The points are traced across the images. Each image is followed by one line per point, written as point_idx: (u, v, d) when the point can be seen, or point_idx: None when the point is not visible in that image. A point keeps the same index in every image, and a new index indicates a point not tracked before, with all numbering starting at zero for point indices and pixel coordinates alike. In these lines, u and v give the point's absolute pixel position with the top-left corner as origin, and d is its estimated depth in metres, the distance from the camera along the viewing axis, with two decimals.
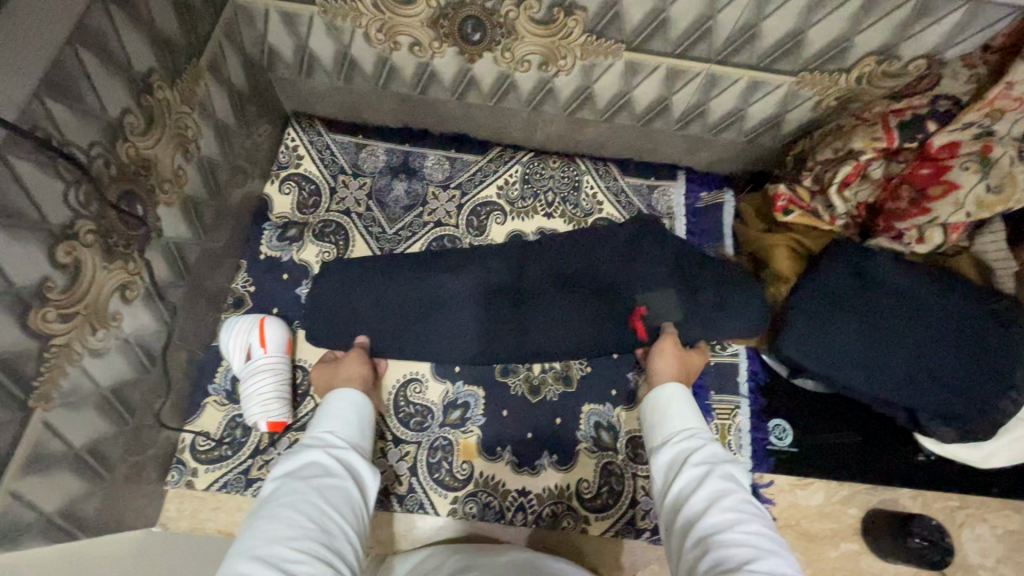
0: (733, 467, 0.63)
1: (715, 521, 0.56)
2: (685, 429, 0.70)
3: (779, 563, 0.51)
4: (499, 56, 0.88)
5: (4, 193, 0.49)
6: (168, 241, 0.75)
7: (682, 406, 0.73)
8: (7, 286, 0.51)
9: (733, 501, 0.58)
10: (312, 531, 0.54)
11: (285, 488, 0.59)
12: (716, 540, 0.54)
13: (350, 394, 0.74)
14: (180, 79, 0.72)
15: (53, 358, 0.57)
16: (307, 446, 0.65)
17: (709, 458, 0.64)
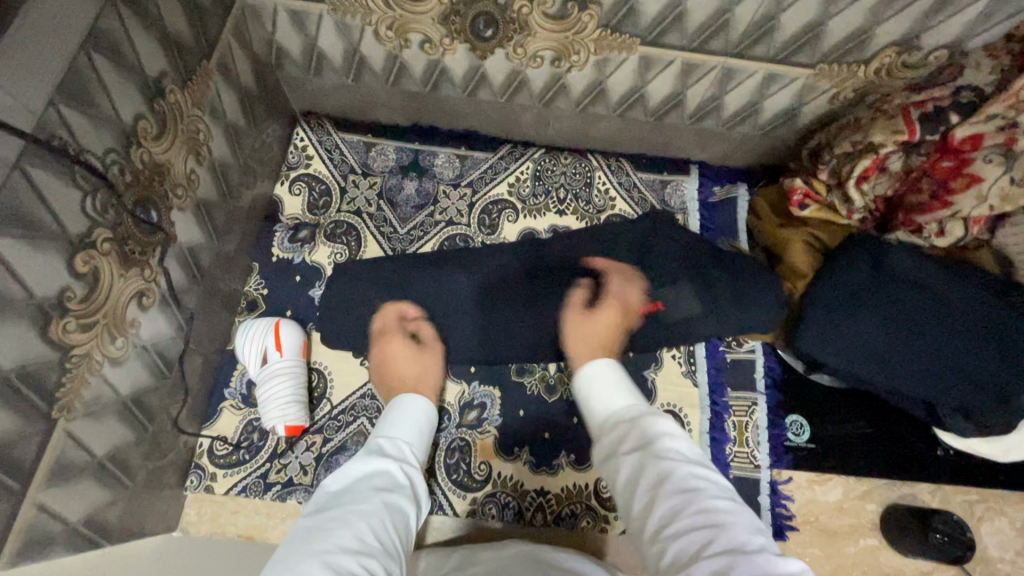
0: (669, 443, 0.61)
1: (666, 503, 0.55)
2: (619, 407, 0.68)
3: (727, 542, 0.49)
4: (511, 52, 0.87)
5: (25, 204, 0.49)
6: (183, 245, 0.75)
7: (603, 379, 0.71)
8: (29, 297, 0.50)
9: (681, 477, 0.57)
10: (382, 546, 0.57)
11: (359, 493, 0.62)
12: (672, 523, 0.53)
13: (427, 410, 0.80)
14: (191, 81, 0.71)
15: (75, 368, 0.57)
16: (385, 457, 0.69)
17: (649, 434, 0.62)
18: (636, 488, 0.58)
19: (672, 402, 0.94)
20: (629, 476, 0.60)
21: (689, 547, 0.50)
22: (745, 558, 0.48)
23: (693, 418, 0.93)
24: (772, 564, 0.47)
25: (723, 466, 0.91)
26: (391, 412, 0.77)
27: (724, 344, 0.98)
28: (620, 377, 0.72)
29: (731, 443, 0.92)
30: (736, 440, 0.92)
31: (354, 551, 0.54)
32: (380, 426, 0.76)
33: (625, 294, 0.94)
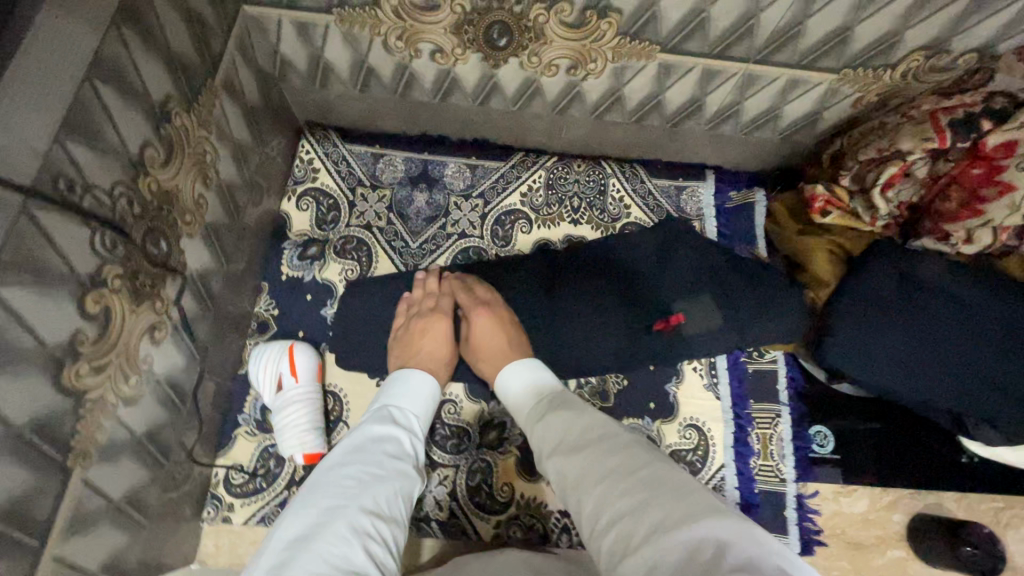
0: (591, 430, 0.66)
1: (596, 491, 0.60)
2: (544, 406, 0.72)
3: (652, 509, 0.55)
4: (525, 61, 0.83)
5: (35, 250, 0.46)
6: (193, 273, 0.72)
7: (527, 382, 0.76)
8: (40, 346, 0.48)
9: (606, 464, 0.62)
10: (387, 513, 0.62)
11: (370, 460, 0.66)
12: (607, 510, 0.57)
13: (431, 381, 0.79)
14: (196, 102, 0.68)
15: (89, 414, 0.54)
16: (395, 425, 0.71)
17: (577, 428, 0.67)
18: (571, 484, 0.63)
19: (695, 415, 0.92)
20: (563, 473, 0.65)
21: (624, 530, 0.55)
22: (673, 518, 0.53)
23: (717, 433, 0.92)
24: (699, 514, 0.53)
25: (748, 481, 0.89)
26: (401, 378, 0.77)
27: (747, 354, 0.96)
28: (535, 374, 0.77)
29: (756, 456, 0.91)
30: (760, 453, 0.91)
31: (362, 521, 0.59)
32: (386, 390, 0.76)
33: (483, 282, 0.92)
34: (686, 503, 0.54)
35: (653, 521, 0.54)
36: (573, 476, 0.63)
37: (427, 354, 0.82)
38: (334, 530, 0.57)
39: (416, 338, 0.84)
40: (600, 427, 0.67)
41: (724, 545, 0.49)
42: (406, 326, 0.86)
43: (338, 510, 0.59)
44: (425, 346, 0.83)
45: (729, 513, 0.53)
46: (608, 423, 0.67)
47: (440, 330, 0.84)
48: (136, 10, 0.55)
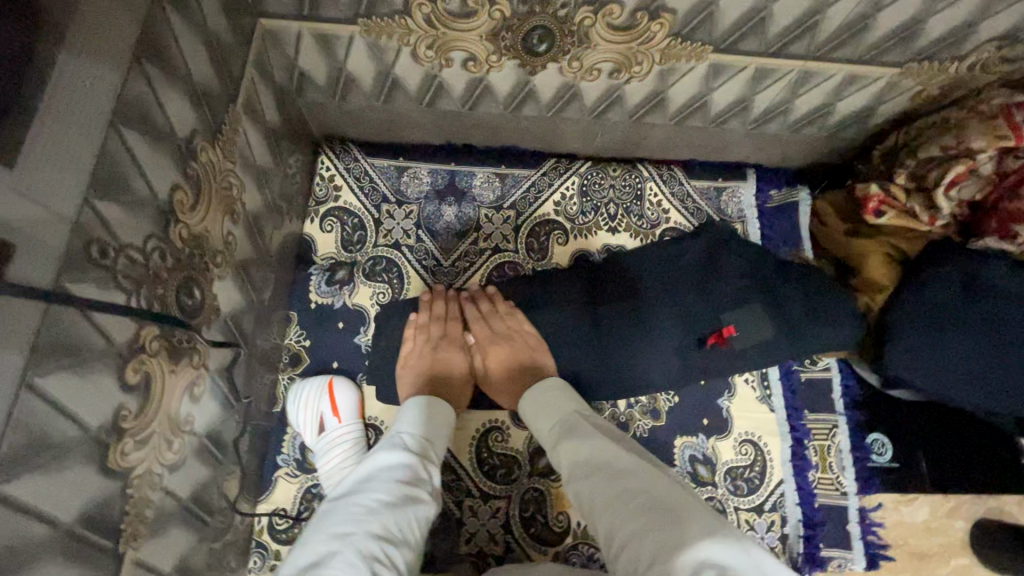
0: (604, 449, 0.61)
1: (607, 517, 0.55)
2: (556, 426, 0.68)
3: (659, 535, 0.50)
4: (565, 66, 0.77)
5: (71, 329, 0.41)
6: (226, 315, 0.67)
7: (539, 399, 0.71)
8: (83, 432, 0.43)
9: (615, 486, 0.57)
10: (401, 538, 0.56)
11: (379, 485, 0.60)
12: (618, 534, 0.53)
13: (447, 408, 0.74)
14: (220, 133, 0.62)
15: (137, 492, 0.50)
16: (407, 449, 0.65)
17: (590, 447, 0.62)
18: (586, 507, 0.59)
19: (750, 430, 0.89)
20: (579, 496, 0.60)
21: (632, 557, 0.50)
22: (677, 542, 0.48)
23: (774, 447, 0.89)
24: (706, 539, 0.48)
25: (809, 495, 0.87)
26: (413, 405, 0.72)
27: (799, 363, 0.92)
28: (552, 388, 0.72)
29: (814, 470, 0.88)
30: (819, 466, 0.88)
31: (373, 546, 0.53)
32: (398, 418, 0.71)
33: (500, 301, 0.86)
34: (691, 526, 0.50)
35: (658, 542, 0.49)
36: (588, 499, 0.59)
37: (442, 382, 0.80)
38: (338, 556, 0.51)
39: (430, 364, 0.80)
40: (615, 447, 0.62)
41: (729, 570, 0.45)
42: (417, 352, 0.81)
43: (343, 536, 0.54)
44: (442, 370, 0.80)
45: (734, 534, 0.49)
46: (626, 444, 0.62)
47: (453, 356, 0.82)
48: (156, 41, 0.49)
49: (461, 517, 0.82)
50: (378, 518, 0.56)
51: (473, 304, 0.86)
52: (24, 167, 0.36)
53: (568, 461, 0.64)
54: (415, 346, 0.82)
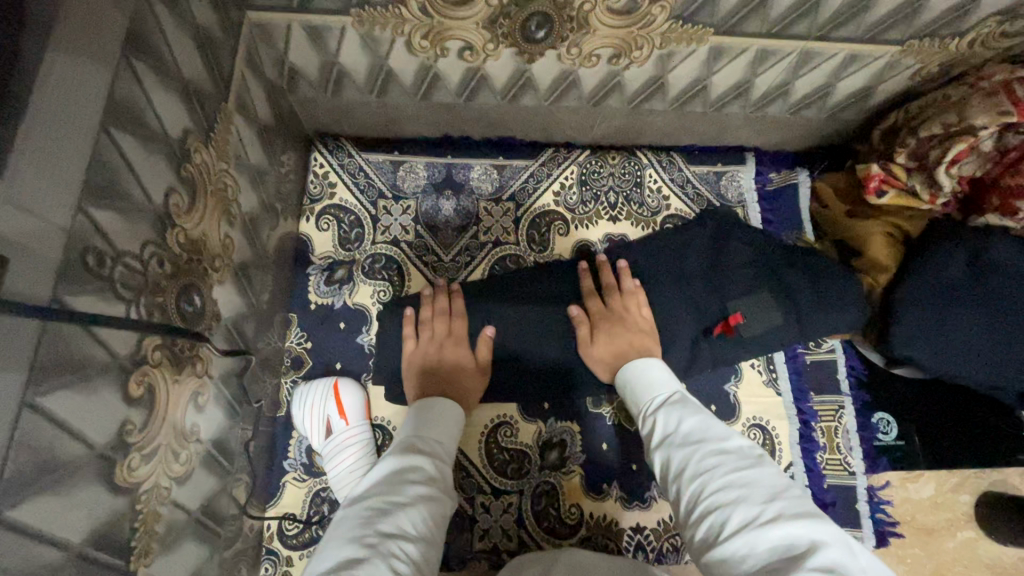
0: (703, 425, 0.62)
1: (692, 484, 0.57)
2: (657, 398, 0.69)
3: (752, 509, 0.51)
4: (564, 53, 0.76)
5: (71, 342, 0.39)
6: (227, 320, 0.65)
7: (642, 371, 0.73)
8: (89, 450, 0.41)
9: (704, 458, 0.58)
10: (418, 536, 0.55)
11: (396, 485, 0.59)
12: (701, 503, 0.55)
13: (452, 407, 0.73)
14: (213, 133, 0.59)
15: (145, 508, 0.48)
16: (419, 450, 0.65)
17: (687, 421, 0.63)
18: (669, 475, 0.61)
19: (758, 414, 0.89)
20: (663, 463, 0.62)
21: (716, 524, 0.52)
22: (768, 517, 0.50)
23: (783, 431, 0.89)
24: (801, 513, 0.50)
25: (818, 477, 0.87)
26: (422, 407, 0.72)
27: (804, 346, 0.92)
28: (657, 364, 0.73)
29: (822, 451, 0.88)
30: (827, 447, 0.88)
31: (390, 544, 0.52)
32: (408, 422, 0.70)
33: (626, 284, 0.86)
34: (785, 505, 0.51)
35: (744, 516, 0.51)
36: (673, 466, 0.60)
37: (448, 380, 0.78)
38: (356, 557, 0.50)
39: (435, 364, 0.79)
40: (711, 424, 0.62)
41: (823, 553, 0.46)
42: (418, 352, 0.80)
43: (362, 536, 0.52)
44: (445, 369, 0.78)
45: (829, 520, 0.50)
46: (720, 421, 0.62)
47: (459, 354, 0.80)
48: (144, 37, 0.47)
49: (473, 514, 0.81)
50: (390, 518, 0.55)
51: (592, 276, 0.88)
52: (10, 173, 0.34)
53: (658, 430, 0.65)
54: (418, 346, 0.81)
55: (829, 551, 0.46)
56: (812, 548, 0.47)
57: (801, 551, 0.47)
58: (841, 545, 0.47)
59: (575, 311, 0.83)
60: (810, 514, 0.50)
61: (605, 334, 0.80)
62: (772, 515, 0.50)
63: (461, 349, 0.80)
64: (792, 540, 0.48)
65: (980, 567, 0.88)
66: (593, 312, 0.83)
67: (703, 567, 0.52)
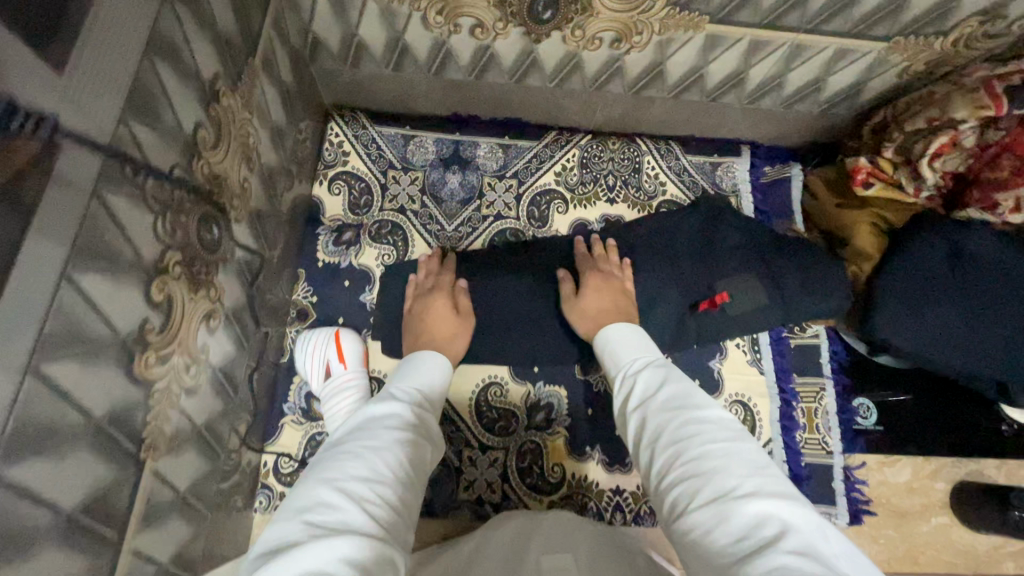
0: (688, 393, 0.60)
1: (667, 449, 0.55)
2: (639, 363, 0.68)
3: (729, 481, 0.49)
4: (568, 35, 0.81)
5: (105, 235, 0.44)
6: (241, 258, 0.70)
7: (625, 338, 0.73)
8: (114, 334, 0.46)
9: (685, 424, 0.56)
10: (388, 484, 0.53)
11: (374, 430, 0.57)
12: (677, 470, 0.53)
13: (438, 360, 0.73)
14: (240, 82, 0.65)
15: (158, 404, 0.53)
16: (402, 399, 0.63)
17: (669, 389, 0.61)
18: (646, 439, 0.59)
19: (740, 391, 0.93)
20: (641, 427, 0.60)
21: (690, 493, 0.50)
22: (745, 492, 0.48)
23: (764, 408, 0.92)
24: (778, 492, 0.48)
25: (796, 454, 0.90)
26: (409, 363, 0.71)
27: (789, 330, 0.95)
28: (641, 336, 0.73)
29: (802, 430, 0.91)
30: (806, 426, 0.91)
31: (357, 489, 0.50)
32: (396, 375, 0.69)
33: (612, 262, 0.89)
34: (764, 482, 0.49)
35: (719, 488, 0.49)
36: (651, 431, 0.58)
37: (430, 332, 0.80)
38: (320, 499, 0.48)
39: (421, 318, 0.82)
40: (694, 393, 0.60)
41: (795, 536, 0.43)
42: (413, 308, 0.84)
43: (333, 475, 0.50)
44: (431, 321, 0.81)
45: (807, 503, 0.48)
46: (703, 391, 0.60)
47: (443, 308, 0.82)
48: None
49: (461, 467, 0.85)
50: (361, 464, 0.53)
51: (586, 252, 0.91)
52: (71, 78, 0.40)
53: (640, 394, 0.63)
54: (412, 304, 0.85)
55: (805, 535, 0.44)
56: (787, 529, 0.44)
57: (775, 530, 0.44)
58: (817, 530, 0.45)
59: (563, 272, 0.87)
60: (788, 494, 0.48)
61: (591, 291, 0.83)
62: (750, 490, 0.48)
63: (447, 305, 0.82)
64: (768, 518, 0.46)
65: (953, 552, 0.90)
66: (581, 275, 0.87)
67: (672, 534, 0.50)
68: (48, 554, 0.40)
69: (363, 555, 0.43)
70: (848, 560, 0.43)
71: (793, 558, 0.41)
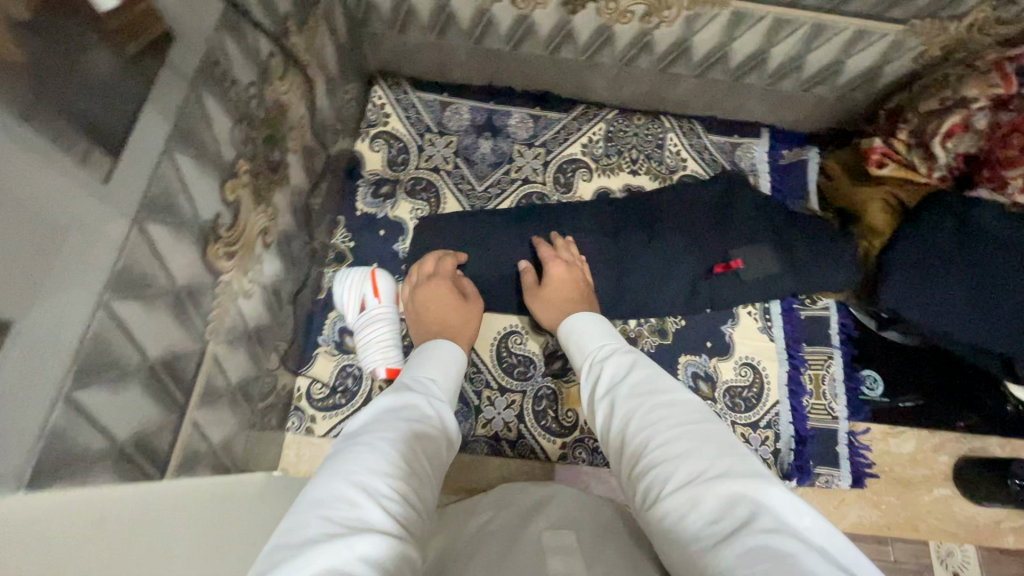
0: (658, 382, 0.63)
1: (639, 437, 0.57)
2: (608, 352, 0.71)
3: (703, 464, 0.51)
4: (603, 7, 0.87)
5: (197, 126, 0.50)
6: (294, 188, 0.77)
7: (589, 328, 0.76)
8: (196, 217, 0.52)
9: (656, 411, 0.58)
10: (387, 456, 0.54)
11: (386, 423, 0.57)
12: (653, 456, 0.54)
13: (446, 347, 0.76)
14: (304, 26, 0.72)
15: (222, 294, 0.59)
16: (407, 389, 0.64)
17: (640, 378, 0.64)
18: (620, 425, 0.61)
19: (749, 354, 0.96)
20: (614, 415, 0.62)
21: (663, 478, 0.52)
22: (717, 475, 0.49)
23: (772, 371, 0.96)
24: (747, 470, 0.50)
25: (801, 416, 0.93)
26: (418, 357, 0.73)
27: (800, 302, 0.99)
28: (608, 327, 0.77)
29: (809, 395, 0.95)
30: (813, 392, 0.95)
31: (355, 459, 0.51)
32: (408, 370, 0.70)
33: (569, 252, 0.92)
34: (733, 461, 0.51)
35: (693, 471, 0.51)
36: (625, 418, 0.61)
37: (438, 323, 0.83)
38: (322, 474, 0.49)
39: (424, 311, 0.85)
40: (664, 381, 0.63)
41: (766, 511, 0.46)
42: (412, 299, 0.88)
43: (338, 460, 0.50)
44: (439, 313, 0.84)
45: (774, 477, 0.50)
46: (672, 379, 0.63)
47: (443, 299, 0.85)
48: None
49: (479, 405, 0.90)
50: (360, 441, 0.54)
51: (548, 244, 0.94)
52: None
53: (610, 382, 0.66)
54: (411, 291, 0.88)
55: (774, 509, 0.46)
56: (757, 507, 0.46)
57: (747, 507, 0.46)
58: (785, 501, 0.47)
59: (524, 264, 0.93)
60: (757, 470, 0.50)
61: (555, 280, 0.87)
62: (721, 471, 0.50)
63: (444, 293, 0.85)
64: (739, 496, 0.48)
65: (954, 523, 0.92)
66: (543, 264, 0.91)
67: (649, 521, 0.52)
68: (134, 392, 0.46)
69: (383, 544, 0.42)
70: (817, 530, 0.45)
71: (764, 532, 0.43)
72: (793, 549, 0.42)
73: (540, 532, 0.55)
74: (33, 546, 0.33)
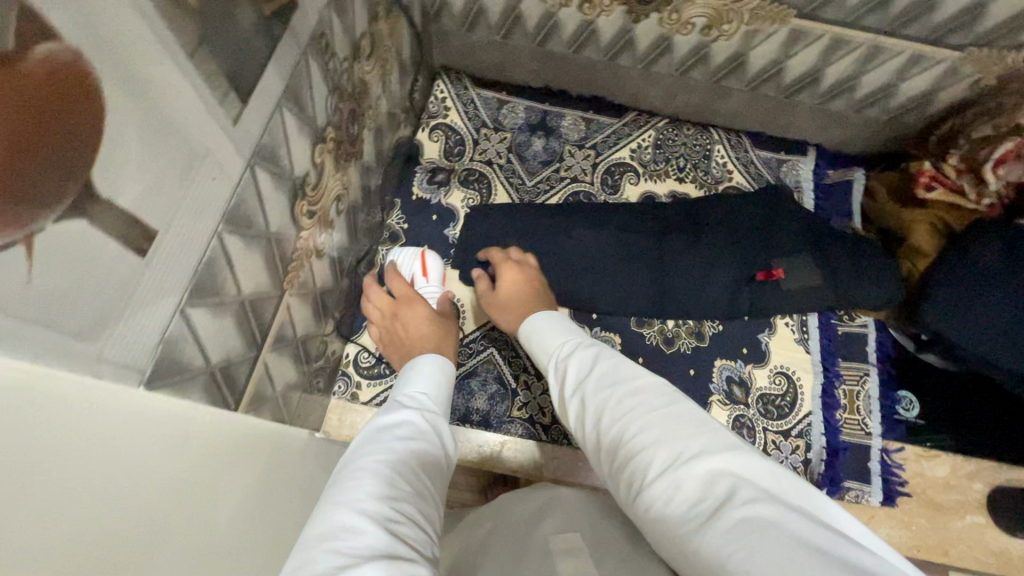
0: (619, 366, 0.62)
1: (611, 427, 0.56)
2: (569, 346, 0.70)
3: (679, 448, 0.50)
4: (665, 17, 0.92)
5: (302, 89, 0.55)
6: (364, 163, 0.82)
7: (545, 327, 0.75)
8: (291, 173, 0.57)
9: (624, 398, 0.57)
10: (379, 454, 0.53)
11: (380, 441, 0.55)
12: (630, 446, 0.53)
13: (434, 358, 0.73)
14: (389, 13, 0.78)
15: (301, 248, 0.63)
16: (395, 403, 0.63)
17: (601, 365, 0.63)
18: (590, 417, 0.60)
19: (784, 364, 0.97)
20: (581, 406, 0.61)
21: (642, 468, 0.51)
22: (693, 457, 0.49)
23: (807, 383, 0.96)
24: (718, 444, 0.50)
25: (834, 430, 0.94)
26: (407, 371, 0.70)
27: (838, 317, 1.00)
28: (566, 321, 0.76)
29: (842, 409, 0.95)
30: (847, 407, 0.95)
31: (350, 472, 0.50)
32: (399, 385, 0.68)
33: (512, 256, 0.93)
34: (706, 439, 0.50)
35: (670, 455, 0.50)
36: (592, 407, 0.60)
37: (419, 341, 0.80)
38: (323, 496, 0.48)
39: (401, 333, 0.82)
40: (625, 366, 0.62)
41: (746, 484, 0.46)
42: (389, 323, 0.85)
43: (335, 490, 0.47)
44: (417, 333, 0.81)
45: (747, 449, 0.50)
46: (635, 363, 0.62)
47: (418, 316, 0.83)
48: None
49: (516, 389, 0.93)
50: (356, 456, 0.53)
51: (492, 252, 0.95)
52: None
53: (572, 374, 0.65)
54: (383, 315, 0.86)
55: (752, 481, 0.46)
56: (736, 482, 0.46)
57: (727, 486, 0.46)
58: (761, 472, 0.47)
59: (477, 272, 0.94)
60: (727, 443, 0.50)
61: (507, 281, 0.87)
62: (695, 451, 0.49)
63: (418, 310, 0.83)
64: (717, 474, 0.47)
65: (985, 553, 0.90)
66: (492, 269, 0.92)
67: (636, 515, 0.51)
68: (227, 322, 0.51)
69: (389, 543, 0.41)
70: (798, 496, 0.45)
71: (748, 506, 0.43)
72: (777, 516, 0.42)
73: (547, 534, 0.54)
74: (137, 447, 0.37)
